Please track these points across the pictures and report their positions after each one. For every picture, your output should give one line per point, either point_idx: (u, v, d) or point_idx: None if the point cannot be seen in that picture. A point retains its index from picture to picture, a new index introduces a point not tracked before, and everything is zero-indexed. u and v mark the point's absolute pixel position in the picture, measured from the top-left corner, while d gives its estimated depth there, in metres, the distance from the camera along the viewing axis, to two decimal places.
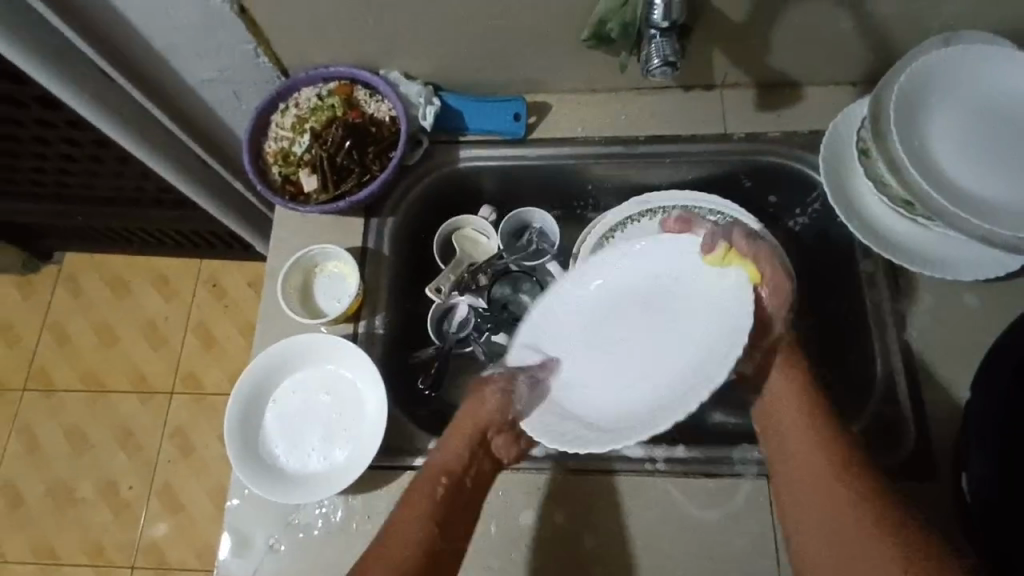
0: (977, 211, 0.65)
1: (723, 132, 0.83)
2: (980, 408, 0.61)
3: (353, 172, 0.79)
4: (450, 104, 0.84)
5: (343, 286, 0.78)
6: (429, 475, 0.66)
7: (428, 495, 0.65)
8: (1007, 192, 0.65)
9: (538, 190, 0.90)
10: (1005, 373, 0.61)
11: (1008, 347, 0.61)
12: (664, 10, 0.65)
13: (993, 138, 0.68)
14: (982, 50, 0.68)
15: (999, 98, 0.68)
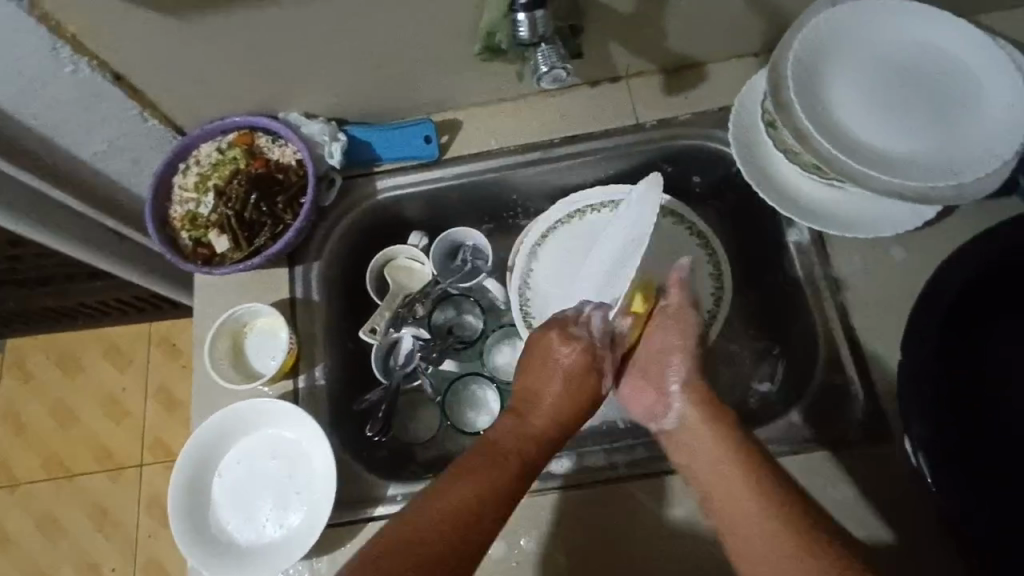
0: (882, 168, 0.64)
1: (636, 123, 0.82)
2: (915, 370, 0.59)
3: (265, 224, 0.77)
4: (359, 137, 0.82)
5: (275, 342, 0.76)
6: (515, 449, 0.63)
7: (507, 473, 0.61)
8: (912, 144, 0.66)
9: (466, 207, 0.90)
10: (924, 333, 0.60)
11: (929, 300, 0.61)
12: (530, 27, 0.59)
13: (891, 92, 0.68)
14: (867, 10, 0.69)
15: (888, 52, 0.69)
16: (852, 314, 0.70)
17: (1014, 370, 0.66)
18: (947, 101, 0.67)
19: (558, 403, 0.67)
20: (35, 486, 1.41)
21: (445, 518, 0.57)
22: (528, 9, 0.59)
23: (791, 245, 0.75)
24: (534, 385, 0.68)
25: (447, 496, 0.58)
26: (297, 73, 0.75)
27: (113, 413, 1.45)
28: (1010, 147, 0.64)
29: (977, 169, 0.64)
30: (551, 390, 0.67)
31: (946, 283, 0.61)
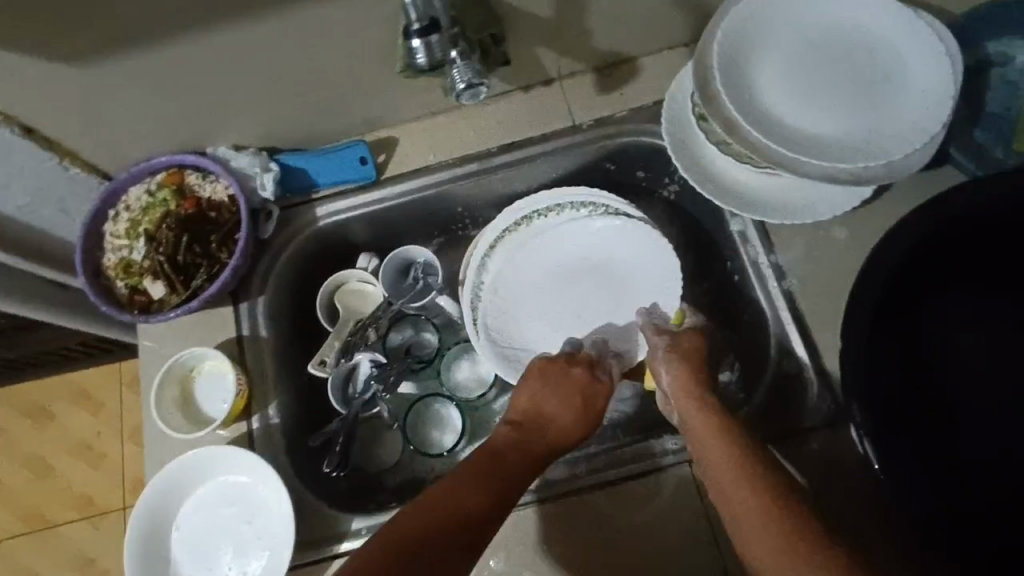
0: (813, 154, 0.64)
1: (573, 124, 0.81)
2: (852, 359, 0.58)
3: (201, 266, 0.75)
4: (291, 163, 0.80)
5: (225, 384, 0.74)
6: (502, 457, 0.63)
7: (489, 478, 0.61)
8: (841, 126, 0.65)
9: (413, 224, 0.88)
10: (863, 319, 0.59)
11: (867, 280, 0.60)
12: (427, 52, 0.58)
13: (818, 73, 0.67)
14: None
15: (812, 35, 0.68)
16: (797, 300, 0.71)
17: (949, 340, 0.68)
18: (873, 78, 0.67)
19: (564, 419, 0.67)
20: (15, 541, 1.38)
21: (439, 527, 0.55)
22: (423, 34, 0.57)
23: (735, 234, 0.75)
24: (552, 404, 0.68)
25: (440, 500, 0.57)
26: (217, 108, 0.73)
27: (89, 458, 1.42)
28: (935, 121, 0.64)
29: (905, 145, 0.64)
30: (559, 407, 0.68)
31: (883, 263, 0.60)
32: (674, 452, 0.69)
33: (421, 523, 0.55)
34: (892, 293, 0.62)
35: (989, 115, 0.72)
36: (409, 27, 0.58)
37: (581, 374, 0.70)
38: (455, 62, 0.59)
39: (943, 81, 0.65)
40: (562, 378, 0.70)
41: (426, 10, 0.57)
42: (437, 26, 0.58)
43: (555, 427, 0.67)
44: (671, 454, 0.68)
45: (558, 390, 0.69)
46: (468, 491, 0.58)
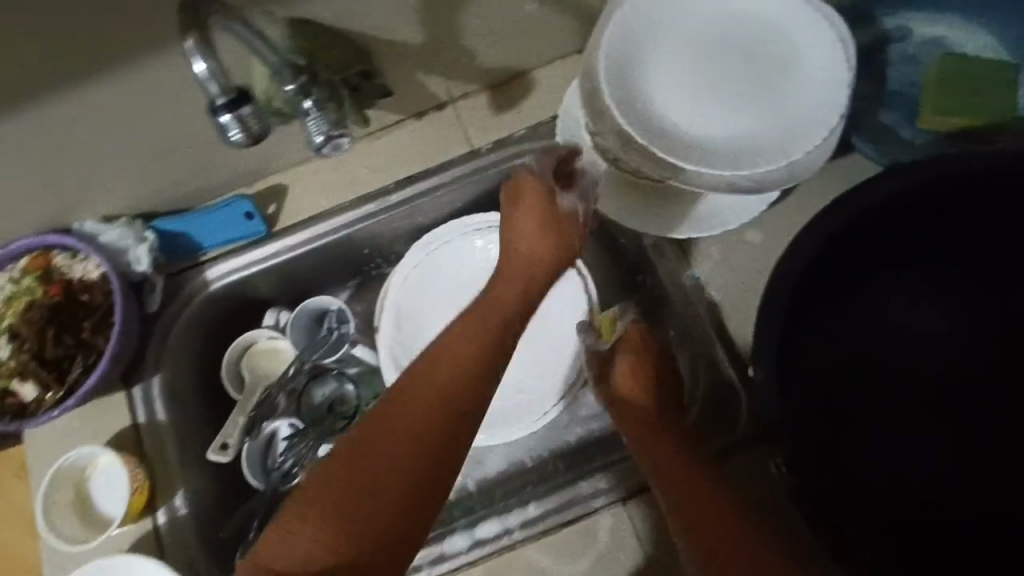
0: (712, 164, 0.61)
1: (471, 149, 0.76)
2: (763, 387, 0.56)
3: (78, 356, 0.69)
4: (170, 228, 0.73)
5: (120, 477, 0.68)
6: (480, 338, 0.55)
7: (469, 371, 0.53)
8: (740, 127, 0.62)
9: (320, 273, 0.82)
10: (772, 340, 0.56)
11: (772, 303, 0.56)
12: (241, 128, 0.50)
13: (713, 70, 0.63)
14: None
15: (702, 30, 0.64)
16: (716, 313, 0.68)
17: (869, 335, 0.66)
18: (770, 70, 0.63)
19: (535, 247, 0.61)
20: None
21: (407, 430, 0.49)
22: (231, 109, 0.49)
23: (649, 248, 0.72)
24: (527, 240, 0.61)
25: (408, 400, 0.51)
26: (70, 182, 0.66)
27: None
28: (833, 115, 0.61)
29: (805, 144, 0.61)
30: (529, 248, 0.61)
31: (788, 281, 0.56)
32: (605, 493, 0.66)
33: (398, 457, 0.48)
34: (797, 306, 0.59)
35: (893, 93, 0.69)
36: (214, 101, 0.49)
37: (530, 189, 0.63)
38: (311, 112, 0.55)
39: (839, 67, 0.61)
40: (536, 208, 0.62)
41: (229, 82, 0.47)
42: (246, 96, 0.49)
43: (524, 283, 0.60)
44: (602, 496, 0.65)
45: (529, 220, 0.62)
46: (438, 380, 0.52)
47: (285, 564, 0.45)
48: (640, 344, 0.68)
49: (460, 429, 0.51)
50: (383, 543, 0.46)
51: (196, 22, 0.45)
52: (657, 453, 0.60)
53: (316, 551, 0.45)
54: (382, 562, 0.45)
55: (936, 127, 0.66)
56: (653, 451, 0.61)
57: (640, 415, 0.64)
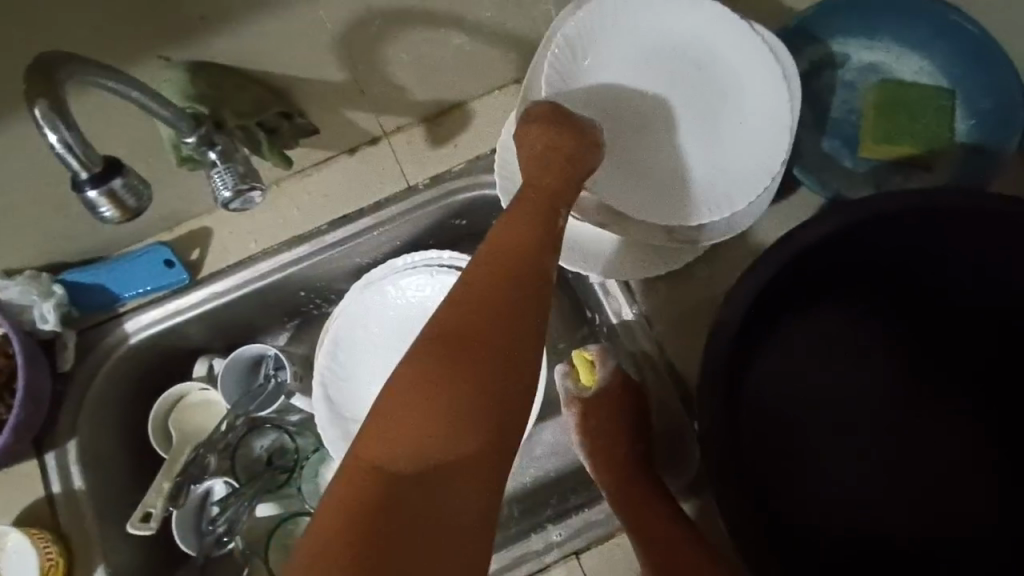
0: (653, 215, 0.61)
1: (407, 185, 0.73)
2: (706, 437, 0.54)
3: None
4: (81, 281, 0.68)
5: (26, 562, 0.61)
6: (510, 259, 0.46)
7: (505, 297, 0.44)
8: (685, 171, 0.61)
9: (252, 318, 0.77)
10: (718, 388, 0.54)
11: (716, 351, 0.55)
12: (114, 202, 0.45)
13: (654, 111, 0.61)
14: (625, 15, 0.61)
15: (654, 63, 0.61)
16: (667, 353, 0.66)
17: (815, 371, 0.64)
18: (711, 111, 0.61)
19: (560, 157, 0.52)
20: None
21: (493, 317, 0.44)
22: (98, 184, 0.44)
23: (595, 286, 0.69)
24: (560, 140, 0.53)
25: (482, 294, 0.44)
26: None
27: None
28: (778, 158, 0.60)
29: (747, 193, 0.60)
30: (563, 144, 0.53)
31: (730, 326, 0.55)
32: (557, 548, 0.63)
33: (480, 347, 0.42)
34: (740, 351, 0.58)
35: (833, 121, 0.68)
36: (77, 174, 0.44)
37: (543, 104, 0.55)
38: (216, 166, 0.52)
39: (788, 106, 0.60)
40: (551, 117, 0.54)
41: (94, 155, 0.43)
42: (117, 167, 0.45)
43: (546, 187, 0.51)
44: (553, 551, 0.62)
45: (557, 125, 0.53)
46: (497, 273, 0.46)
47: (397, 465, 0.39)
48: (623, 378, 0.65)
49: (541, 311, 0.46)
50: (491, 439, 0.41)
51: (50, 83, 0.39)
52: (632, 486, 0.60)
53: (429, 443, 0.39)
54: (492, 456, 0.41)
55: (877, 156, 0.66)
56: (625, 495, 0.60)
57: (617, 451, 0.63)
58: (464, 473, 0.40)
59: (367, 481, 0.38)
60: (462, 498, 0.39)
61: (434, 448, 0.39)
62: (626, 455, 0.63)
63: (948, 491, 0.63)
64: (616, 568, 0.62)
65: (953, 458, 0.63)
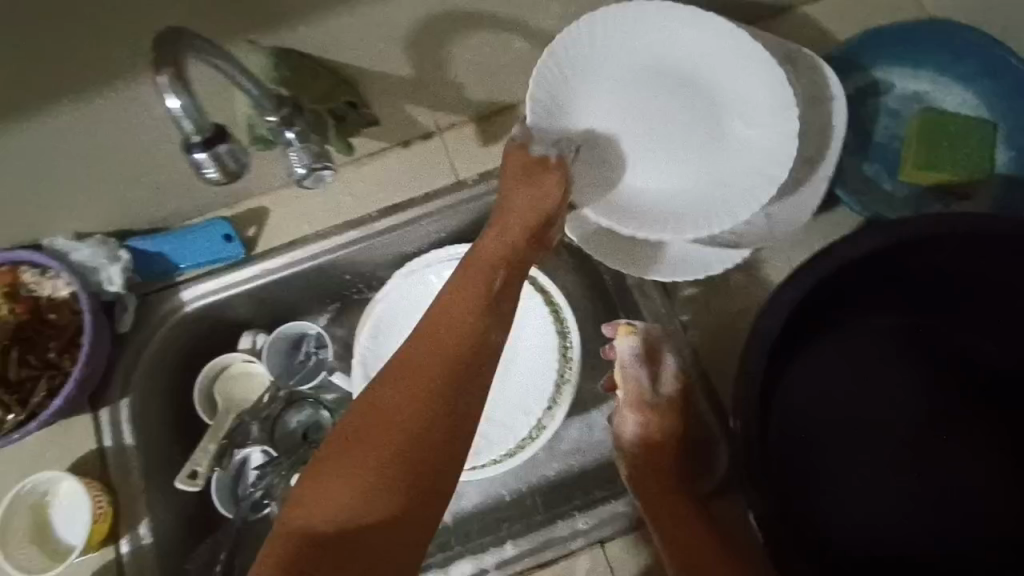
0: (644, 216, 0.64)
1: (456, 179, 0.76)
2: (747, 435, 0.55)
3: (43, 377, 0.66)
4: (145, 249, 0.72)
5: (82, 507, 0.65)
6: (454, 317, 0.50)
7: (448, 354, 0.48)
8: (680, 182, 0.65)
9: (297, 297, 0.81)
10: (757, 389, 0.56)
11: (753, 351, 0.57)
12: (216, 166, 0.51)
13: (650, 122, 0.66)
14: (637, 19, 0.64)
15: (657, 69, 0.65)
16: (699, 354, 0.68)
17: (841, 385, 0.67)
18: (711, 119, 0.65)
19: (526, 215, 0.57)
20: None
21: (428, 376, 0.47)
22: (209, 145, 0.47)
23: (632, 287, 0.71)
24: (519, 202, 0.58)
25: (417, 365, 0.48)
26: None
27: None
28: (782, 170, 0.62)
29: (751, 204, 0.62)
30: (519, 207, 0.58)
31: (770, 330, 0.57)
32: (582, 535, 0.65)
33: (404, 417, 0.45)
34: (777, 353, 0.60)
35: (875, 146, 0.71)
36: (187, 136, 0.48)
37: (515, 158, 0.61)
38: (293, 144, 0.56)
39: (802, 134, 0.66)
40: (519, 179, 0.60)
41: (206, 121, 0.47)
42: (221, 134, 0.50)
43: (497, 251, 0.55)
44: (579, 538, 0.64)
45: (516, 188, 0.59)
46: (436, 345, 0.49)
47: (317, 529, 0.43)
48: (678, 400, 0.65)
49: (478, 376, 0.49)
50: (407, 503, 0.44)
51: (175, 58, 0.43)
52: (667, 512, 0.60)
53: (347, 512, 0.43)
54: (404, 522, 0.44)
55: (916, 181, 0.68)
56: (663, 519, 0.60)
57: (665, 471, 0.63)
58: (377, 533, 0.43)
59: (291, 534, 0.43)
60: (376, 557, 0.42)
61: (354, 510, 0.43)
62: (664, 471, 0.63)
63: (970, 513, 0.64)
64: (638, 562, 0.64)
65: (975, 481, 0.64)
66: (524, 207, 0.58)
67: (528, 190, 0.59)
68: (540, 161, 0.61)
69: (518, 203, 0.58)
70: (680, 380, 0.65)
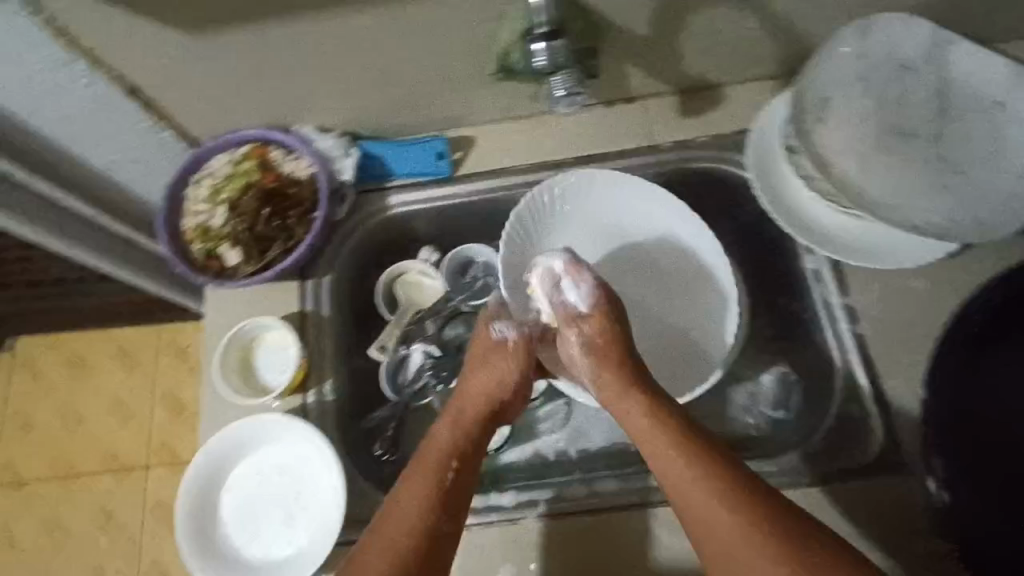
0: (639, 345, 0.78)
1: (652, 142, 0.80)
2: (933, 410, 0.66)
3: (278, 239, 0.78)
4: (370, 151, 0.81)
5: (286, 356, 0.76)
6: (429, 469, 0.62)
7: (427, 508, 0.60)
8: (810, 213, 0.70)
9: (476, 225, 0.87)
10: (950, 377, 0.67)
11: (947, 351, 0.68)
12: (548, 56, 0.60)
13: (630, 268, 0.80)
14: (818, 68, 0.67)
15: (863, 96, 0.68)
16: (866, 344, 0.70)
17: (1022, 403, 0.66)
18: (681, 257, 0.79)
19: (485, 391, 0.68)
20: (41, 485, 1.38)
21: (396, 536, 0.59)
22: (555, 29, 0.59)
23: (808, 272, 0.74)
24: (480, 384, 0.68)
25: (390, 520, 0.60)
26: (307, 88, 0.74)
27: (121, 414, 1.42)
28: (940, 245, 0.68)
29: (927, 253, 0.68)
30: (478, 388, 0.68)
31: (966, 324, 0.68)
32: None
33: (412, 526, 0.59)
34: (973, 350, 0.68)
35: None
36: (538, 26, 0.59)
37: (483, 337, 0.71)
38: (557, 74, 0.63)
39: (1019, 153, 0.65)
40: (480, 364, 0.69)
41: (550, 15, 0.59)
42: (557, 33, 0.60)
43: (451, 436, 0.65)
44: None
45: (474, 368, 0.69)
46: (407, 502, 0.61)
47: None
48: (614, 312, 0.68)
49: (450, 526, 0.60)
50: None
51: None
52: (686, 487, 0.58)
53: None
54: None
55: None
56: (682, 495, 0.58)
57: (658, 429, 0.61)
58: None
59: None
60: None
61: None
62: (667, 420, 0.61)
63: None
64: None
65: None
66: (486, 378, 0.68)
67: (483, 376, 0.68)
68: (504, 338, 0.70)
69: (484, 377, 0.68)
70: (589, 314, 0.67)
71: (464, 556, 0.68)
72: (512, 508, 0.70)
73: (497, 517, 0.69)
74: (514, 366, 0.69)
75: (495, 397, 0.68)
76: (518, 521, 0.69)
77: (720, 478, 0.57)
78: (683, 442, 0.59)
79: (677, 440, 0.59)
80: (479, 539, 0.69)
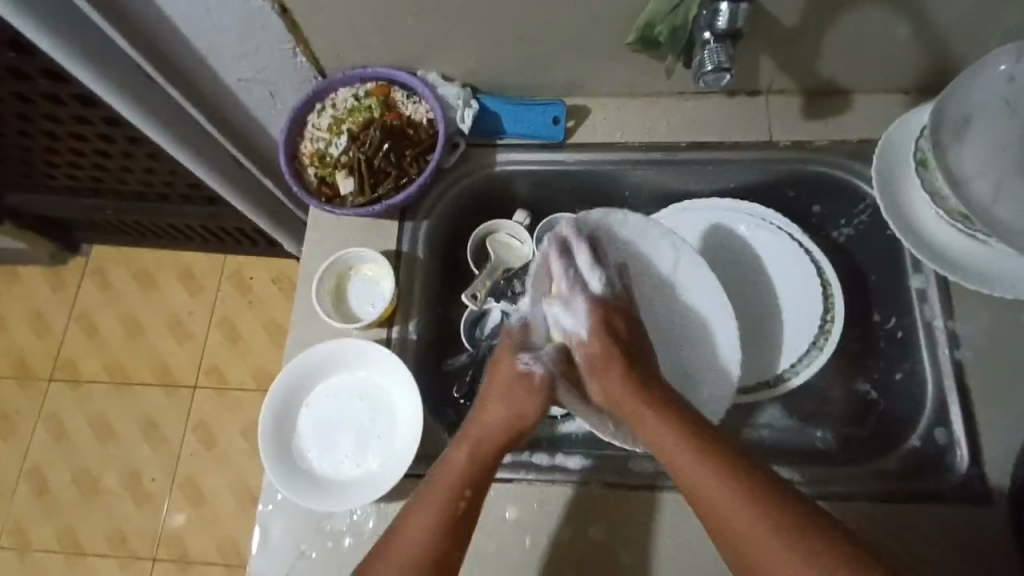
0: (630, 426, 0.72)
1: (769, 139, 0.79)
2: None
3: (390, 175, 0.80)
4: (487, 106, 0.83)
5: (377, 290, 0.79)
6: (449, 484, 0.62)
7: (441, 521, 0.60)
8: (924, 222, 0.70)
9: (573, 196, 0.88)
10: None
11: None
12: (730, 15, 0.62)
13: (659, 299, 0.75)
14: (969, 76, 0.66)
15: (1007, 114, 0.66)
16: (967, 371, 0.69)
17: None
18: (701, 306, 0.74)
19: (502, 421, 0.67)
20: (95, 386, 1.44)
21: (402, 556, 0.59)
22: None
23: (912, 292, 0.73)
24: (495, 414, 0.67)
25: (398, 540, 0.60)
26: (445, 33, 0.76)
27: (178, 332, 1.47)
28: None
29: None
30: (498, 417, 0.67)
31: None
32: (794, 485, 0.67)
33: (432, 543, 0.60)
34: None
35: None
36: None
37: (507, 366, 0.71)
38: (709, 45, 0.65)
39: None
40: (500, 393, 0.69)
41: None
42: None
43: (465, 459, 0.64)
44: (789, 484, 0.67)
45: (497, 398, 0.68)
46: (419, 518, 0.61)
47: None
48: (616, 310, 0.71)
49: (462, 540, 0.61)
50: None
51: None
52: (696, 478, 0.59)
53: None
54: None
55: None
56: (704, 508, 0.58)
57: (670, 434, 0.62)
58: None
59: None
60: None
61: None
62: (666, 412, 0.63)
63: None
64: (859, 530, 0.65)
65: None
66: (501, 407, 0.68)
67: (500, 404, 0.68)
68: (522, 371, 0.70)
69: (501, 402, 0.68)
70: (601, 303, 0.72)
71: (523, 509, 0.69)
72: (577, 470, 0.71)
73: (560, 477, 0.70)
74: (535, 399, 0.69)
75: (515, 425, 0.67)
76: (583, 485, 0.70)
77: (732, 473, 0.58)
78: (705, 459, 0.59)
79: (683, 433, 0.61)
80: (545, 495, 0.70)
